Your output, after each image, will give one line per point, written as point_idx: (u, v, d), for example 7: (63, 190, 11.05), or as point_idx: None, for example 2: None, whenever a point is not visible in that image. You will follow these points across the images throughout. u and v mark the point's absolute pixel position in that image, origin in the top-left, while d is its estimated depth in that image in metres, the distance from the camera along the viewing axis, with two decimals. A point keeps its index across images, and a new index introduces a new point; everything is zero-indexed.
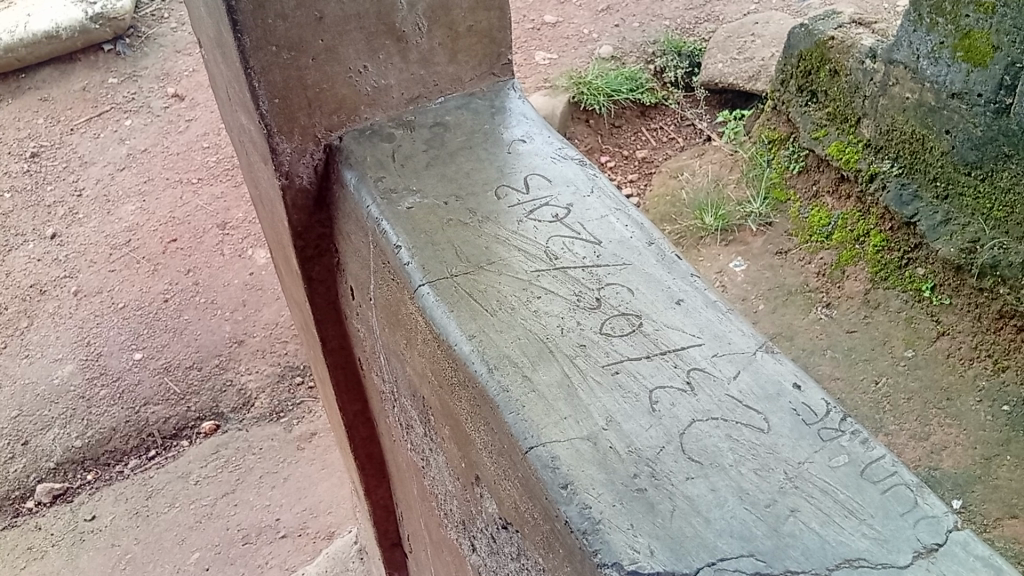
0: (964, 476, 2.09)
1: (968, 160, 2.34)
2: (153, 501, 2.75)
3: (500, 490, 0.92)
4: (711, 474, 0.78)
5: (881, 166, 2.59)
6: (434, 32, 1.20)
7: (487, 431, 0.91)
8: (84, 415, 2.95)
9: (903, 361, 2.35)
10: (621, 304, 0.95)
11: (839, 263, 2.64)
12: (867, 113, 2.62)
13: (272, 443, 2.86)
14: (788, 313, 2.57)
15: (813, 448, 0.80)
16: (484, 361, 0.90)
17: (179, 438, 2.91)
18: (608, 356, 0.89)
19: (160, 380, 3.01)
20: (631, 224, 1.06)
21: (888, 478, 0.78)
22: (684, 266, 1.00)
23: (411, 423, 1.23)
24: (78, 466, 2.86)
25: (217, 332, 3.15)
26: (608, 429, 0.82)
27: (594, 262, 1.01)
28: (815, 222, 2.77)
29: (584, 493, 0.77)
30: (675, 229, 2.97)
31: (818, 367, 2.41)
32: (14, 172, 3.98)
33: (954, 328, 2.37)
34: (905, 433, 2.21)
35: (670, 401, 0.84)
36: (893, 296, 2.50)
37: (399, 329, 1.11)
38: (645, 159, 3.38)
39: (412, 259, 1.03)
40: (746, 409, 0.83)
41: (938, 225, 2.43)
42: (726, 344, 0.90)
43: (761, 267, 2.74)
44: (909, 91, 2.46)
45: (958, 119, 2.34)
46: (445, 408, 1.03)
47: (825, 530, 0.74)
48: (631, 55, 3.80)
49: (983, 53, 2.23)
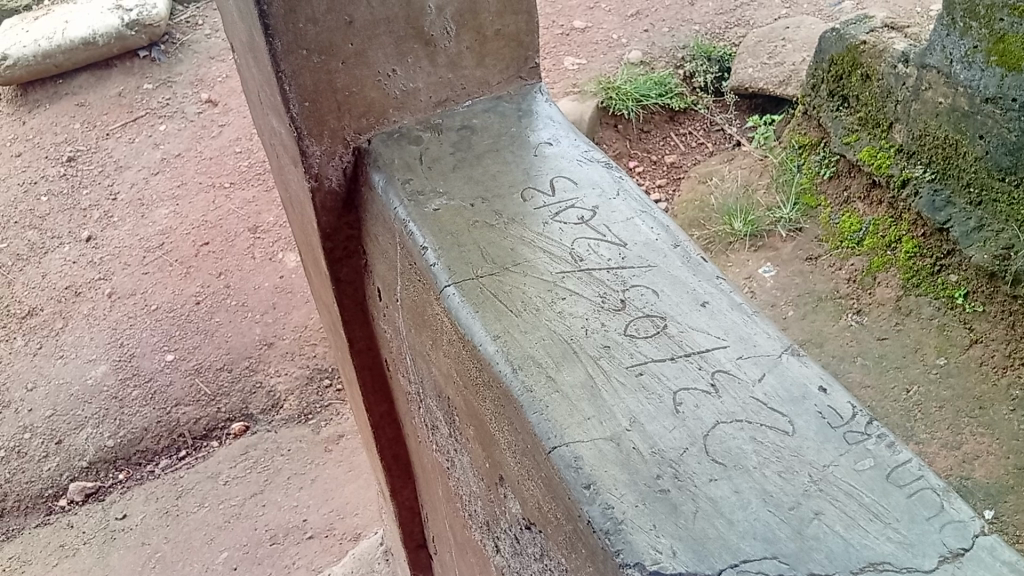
0: (996, 486, 2.06)
1: (1002, 166, 2.31)
2: (183, 501, 2.78)
3: (524, 490, 0.93)
4: (734, 476, 0.78)
5: (914, 172, 2.57)
6: (462, 36, 1.21)
7: (511, 431, 0.91)
8: (116, 415, 2.99)
9: (935, 369, 2.31)
10: (646, 306, 0.95)
11: (870, 269, 2.62)
12: (899, 118, 2.60)
13: (300, 445, 2.89)
14: (818, 320, 2.55)
15: (838, 452, 0.79)
16: (509, 362, 0.91)
17: (209, 439, 2.95)
18: (632, 357, 0.89)
19: (191, 381, 3.05)
20: (657, 226, 1.06)
21: (914, 482, 0.77)
22: (710, 269, 1.00)
23: (436, 424, 1.24)
24: (110, 465, 2.91)
25: (247, 334, 3.19)
26: (631, 430, 0.82)
27: (619, 265, 1.01)
28: (846, 228, 2.74)
29: (606, 493, 0.78)
30: (704, 234, 2.96)
31: (847, 374, 2.38)
32: (51, 175, 4.06)
33: (987, 336, 2.33)
34: (937, 442, 2.18)
35: (694, 403, 0.84)
36: (924, 303, 2.47)
37: (425, 330, 1.12)
38: (674, 164, 3.37)
39: (438, 260, 1.04)
40: (770, 411, 0.83)
41: (972, 231, 2.41)
42: (751, 346, 0.90)
43: (790, 273, 2.72)
44: (941, 95, 2.43)
45: (992, 124, 2.31)
46: (470, 409, 1.03)
47: (850, 533, 0.73)
48: (661, 60, 3.80)
49: (1018, 58, 2.21)
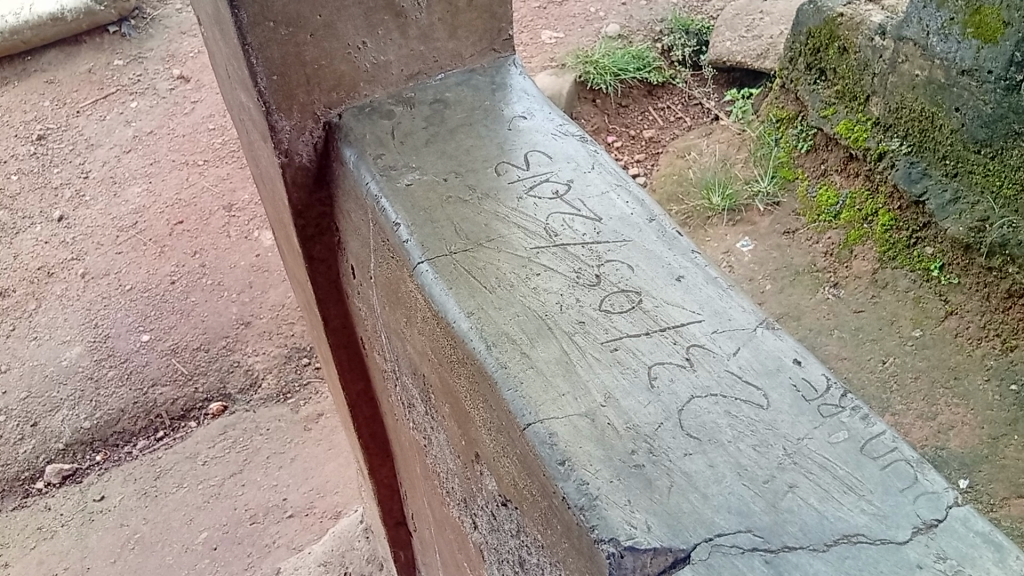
0: (971, 456, 2.09)
1: (978, 138, 2.32)
2: (161, 482, 2.76)
3: (499, 467, 0.92)
4: (709, 451, 0.77)
5: (890, 145, 2.57)
6: (433, 7, 1.18)
7: (486, 409, 0.90)
8: (92, 397, 2.96)
9: (911, 341, 2.33)
10: (621, 281, 0.94)
11: (847, 242, 2.63)
12: (875, 90, 2.60)
13: (279, 424, 2.88)
14: (795, 294, 2.56)
15: (812, 425, 0.79)
16: (482, 338, 0.90)
17: (187, 419, 2.92)
18: (607, 333, 0.88)
19: (167, 362, 3.02)
20: (632, 201, 1.05)
21: (888, 454, 0.77)
22: (685, 243, 0.99)
23: (412, 401, 1.23)
24: (86, 447, 2.87)
25: (224, 313, 3.16)
26: (606, 406, 0.82)
27: (595, 239, 1.00)
28: (823, 201, 2.75)
29: (581, 469, 0.77)
30: (682, 209, 2.95)
31: (824, 347, 2.40)
32: (21, 154, 3.99)
33: (962, 307, 2.35)
34: (912, 412, 2.20)
35: (669, 377, 0.84)
36: (901, 276, 2.48)
37: (399, 308, 1.10)
38: (653, 138, 3.34)
39: (411, 237, 1.03)
40: (745, 386, 0.83)
41: (947, 204, 2.41)
42: (726, 320, 0.90)
43: (767, 247, 2.72)
44: (918, 68, 2.43)
45: (968, 96, 2.31)
46: (445, 386, 1.02)
47: (824, 506, 0.73)
48: (639, 33, 3.77)
49: (994, 30, 2.20)
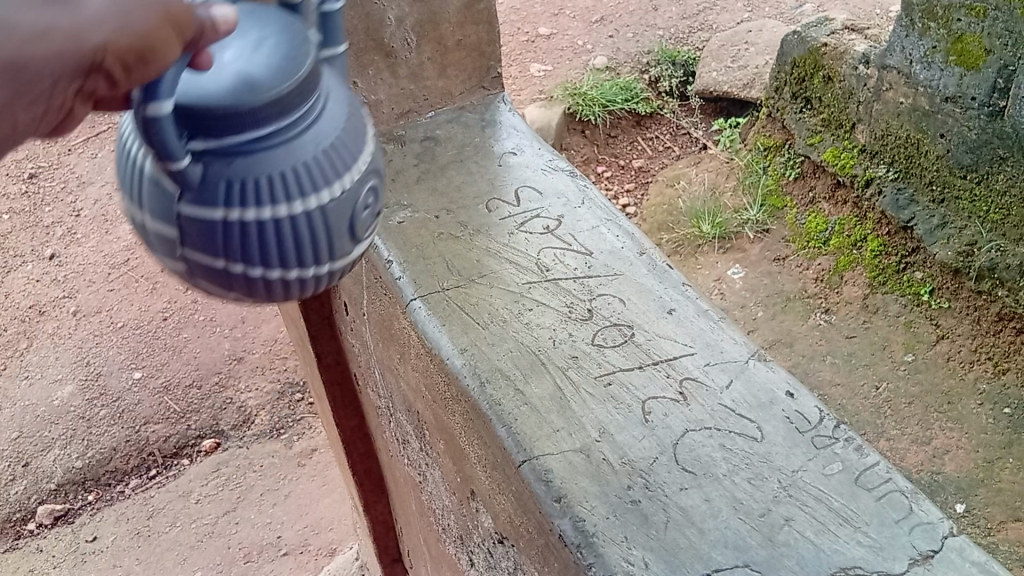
0: (966, 480, 2.10)
1: (964, 163, 2.34)
2: (154, 521, 2.73)
3: (495, 504, 0.92)
4: (704, 485, 0.78)
5: (877, 171, 2.60)
6: (423, 46, 1.20)
7: (480, 445, 0.90)
8: (84, 436, 2.93)
9: (904, 365, 2.35)
10: (613, 315, 0.95)
11: (837, 268, 2.64)
12: (861, 118, 2.62)
13: (272, 460, 2.85)
14: (787, 320, 2.57)
15: (806, 457, 0.80)
16: (476, 375, 0.90)
17: (179, 458, 2.89)
18: (601, 368, 0.89)
19: (160, 400, 3.01)
20: (622, 234, 1.06)
21: (882, 485, 0.77)
22: (676, 276, 1.00)
23: (407, 438, 1.23)
24: (78, 487, 2.83)
25: (216, 350, 3.15)
26: (601, 441, 0.82)
27: (586, 273, 1.00)
28: (812, 228, 2.77)
29: (577, 506, 0.77)
30: (673, 237, 2.96)
31: (818, 373, 2.40)
32: (12, 193, 3.98)
33: (954, 331, 2.38)
34: (907, 437, 2.21)
35: (663, 411, 0.84)
36: (891, 301, 2.50)
37: (392, 344, 1.11)
38: (642, 168, 3.36)
39: (403, 274, 1.03)
40: (739, 418, 0.83)
41: (935, 228, 2.44)
42: (718, 352, 0.90)
43: (759, 274, 2.74)
44: (902, 95, 2.45)
45: (953, 122, 2.34)
46: (439, 423, 1.03)
47: (820, 538, 0.73)
48: (626, 65, 3.79)
49: (976, 57, 2.22)
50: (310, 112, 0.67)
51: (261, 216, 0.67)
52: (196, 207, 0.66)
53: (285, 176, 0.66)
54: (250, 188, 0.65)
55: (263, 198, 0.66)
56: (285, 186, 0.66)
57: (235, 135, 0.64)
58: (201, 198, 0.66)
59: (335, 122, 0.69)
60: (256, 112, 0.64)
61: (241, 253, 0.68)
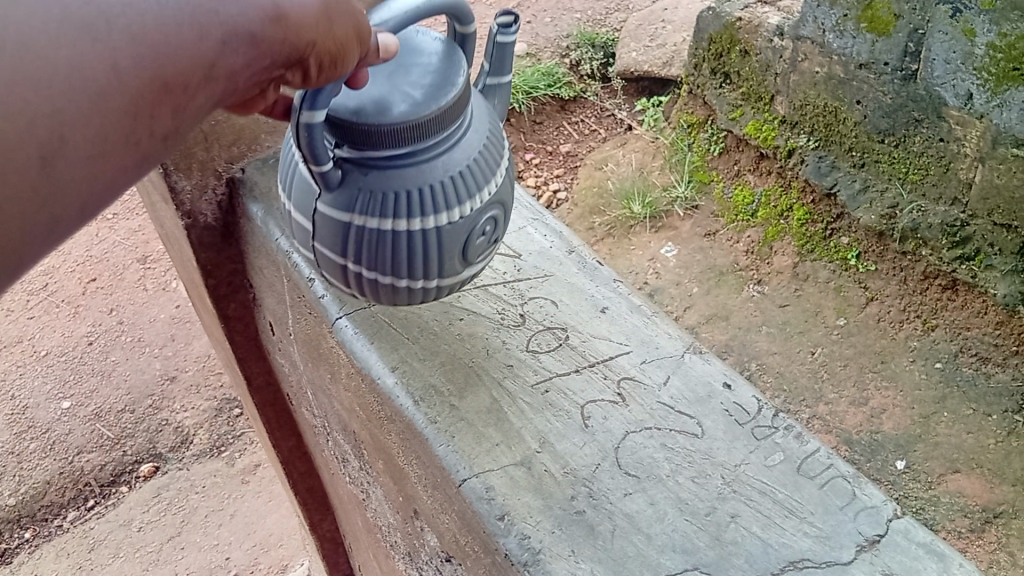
0: (904, 436, 2.15)
1: (881, 128, 2.39)
2: (96, 554, 2.48)
3: (439, 524, 0.89)
4: (649, 488, 0.77)
5: (798, 141, 2.63)
6: None
7: (419, 465, 0.88)
8: (13, 472, 2.63)
9: (837, 330, 2.39)
10: (545, 317, 0.93)
11: (766, 239, 2.67)
12: (779, 90, 2.65)
13: (214, 480, 2.63)
14: (722, 294, 2.58)
15: (748, 449, 0.80)
16: (410, 394, 0.87)
17: (117, 486, 2.63)
18: (537, 374, 0.87)
19: (92, 427, 2.73)
20: (549, 233, 1.04)
21: (824, 471, 0.78)
22: (606, 272, 0.99)
23: (345, 456, 1.20)
24: (12, 525, 2.54)
25: (147, 371, 2.88)
26: (541, 452, 0.81)
27: (515, 276, 0.99)
28: (739, 201, 2.79)
29: (522, 523, 0.75)
30: (605, 220, 2.96)
31: (755, 344, 2.42)
32: None
33: (882, 292, 2.43)
34: (845, 399, 2.25)
35: (602, 415, 0.83)
36: (821, 267, 2.54)
37: (322, 364, 1.07)
38: (570, 153, 3.34)
39: (326, 291, 0.99)
40: (678, 415, 0.83)
41: (858, 193, 2.48)
42: (653, 348, 0.90)
43: (691, 251, 2.75)
44: (817, 65, 2.49)
45: (868, 88, 2.38)
46: (376, 444, 1.00)
47: (767, 533, 0.73)
48: (546, 50, 3.69)
49: (886, 23, 2.25)
50: (443, 143, 0.85)
51: (384, 223, 0.86)
52: (335, 205, 0.86)
53: (412, 193, 0.85)
54: (380, 198, 0.85)
55: (387, 207, 0.86)
56: (406, 201, 0.85)
57: (376, 152, 0.83)
58: (341, 199, 0.86)
59: (465, 155, 0.86)
60: (396, 138, 0.82)
61: (363, 246, 0.88)
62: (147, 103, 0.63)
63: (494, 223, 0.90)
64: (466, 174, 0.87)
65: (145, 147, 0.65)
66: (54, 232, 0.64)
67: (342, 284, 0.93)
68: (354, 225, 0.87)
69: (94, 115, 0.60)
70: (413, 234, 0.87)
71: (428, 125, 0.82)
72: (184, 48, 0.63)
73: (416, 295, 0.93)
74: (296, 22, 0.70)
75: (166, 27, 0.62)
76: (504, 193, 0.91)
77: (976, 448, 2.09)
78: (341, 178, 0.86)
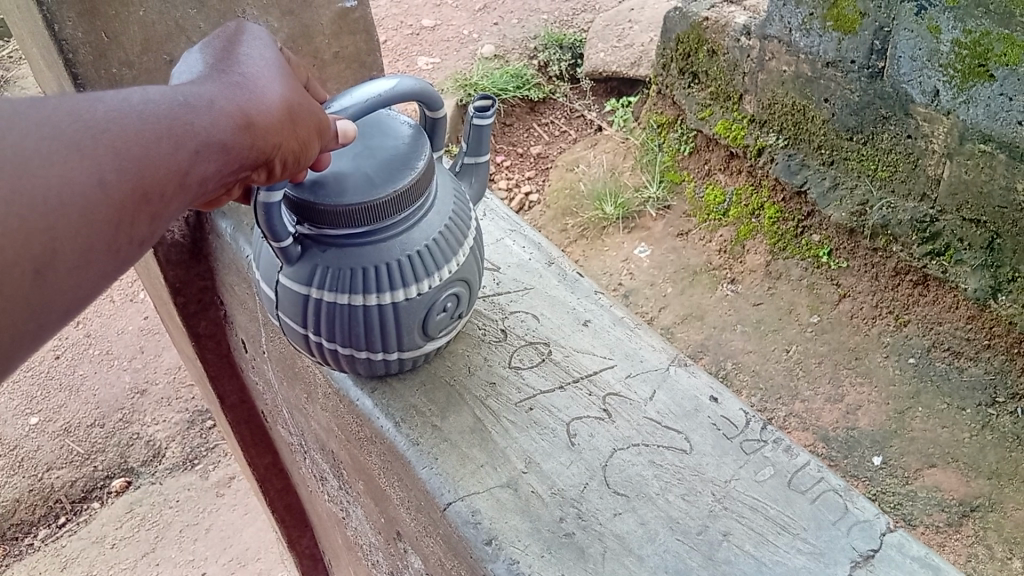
0: (881, 432, 2.15)
1: (849, 125, 2.40)
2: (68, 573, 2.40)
3: (424, 547, 0.92)
4: (639, 508, 0.81)
5: (767, 140, 2.64)
6: None
7: (402, 487, 0.92)
8: None
9: (811, 327, 2.40)
10: (527, 332, 0.99)
11: (739, 238, 2.67)
12: (747, 89, 2.65)
13: (188, 493, 2.56)
14: (696, 293, 2.59)
15: (737, 464, 0.84)
16: (391, 416, 0.91)
17: (88, 502, 2.55)
18: (521, 392, 0.92)
19: (61, 443, 2.64)
20: (528, 245, 1.11)
21: (816, 485, 0.82)
22: (586, 284, 1.05)
23: (323, 475, 1.18)
24: None
25: (116, 384, 2.80)
26: (527, 472, 0.85)
27: (496, 291, 1.04)
28: (711, 201, 2.79)
29: (510, 548, 0.79)
30: (578, 222, 2.95)
31: (730, 343, 2.43)
32: None
33: (854, 289, 2.44)
34: (821, 396, 2.26)
35: (589, 432, 0.88)
36: (793, 265, 2.55)
37: (298, 384, 1.08)
38: (541, 154, 3.32)
39: None
40: (665, 431, 0.87)
41: (827, 191, 2.49)
42: (637, 362, 0.95)
43: (664, 251, 2.75)
44: (785, 64, 2.48)
45: (836, 86, 2.39)
46: (356, 463, 1.02)
47: (760, 550, 0.77)
48: (514, 52, 3.67)
49: (852, 21, 2.26)
50: (403, 222, 0.84)
51: (342, 298, 0.85)
52: (294, 277, 0.85)
53: (372, 270, 0.84)
54: (338, 274, 0.84)
55: (345, 283, 0.84)
56: (364, 277, 0.84)
57: (335, 230, 0.82)
58: (300, 273, 0.85)
59: (425, 234, 0.85)
60: (352, 216, 0.81)
61: (323, 320, 0.87)
62: (126, 214, 0.63)
63: (455, 299, 0.88)
64: (427, 252, 0.85)
65: (125, 255, 0.65)
66: (32, 348, 0.62)
67: (309, 354, 0.92)
68: (313, 299, 0.86)
69: (78, 229, 0.60)
70: (368, 309, 0.85)
71: (384, 206, 0.81)
72: (163, 156, 0.65)
73: (379, 366, 0.92)
74: (263, 129, 0.71)
75: (146, 140, 0.64)
76: (470, 270, 0.90)
77: (952, 442, 2.10)
78: (301, 252, 0.85)
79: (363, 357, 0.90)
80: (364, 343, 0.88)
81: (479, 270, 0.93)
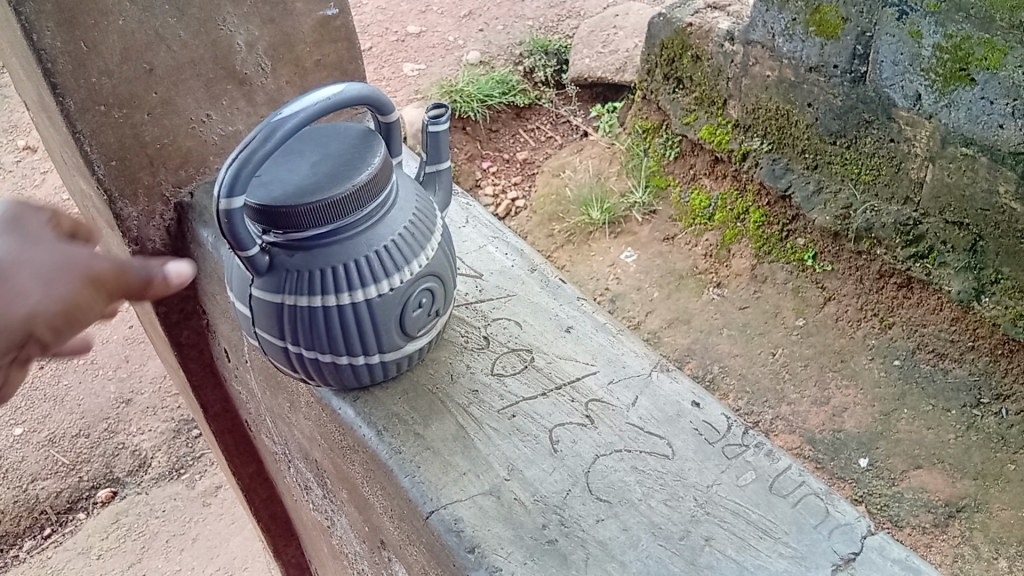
0: (867, 434, 2.16)
1: (833, 130, 2.41)
2: None
3: (407, 555, 0.92)
4: (621, 513, 0.81)
5: (752, 144, 2.64)
6: (279, 70, 1.26)
7: (384, 496, 0.92)
8: None
9: (796, 330, 2.41)
10: (510, 339, 0.99)
11: (724, 242, 2.68)
12: (732, 94, 2.65)
13: (175, 503, 2.54)
14: (682, 298, 2.59)
15: (719, 470, 0.84)
16: (373, 425, 0.91)
17: (74, 512, 2.52)
18: (503, 399, 0.92)
19: (46, 453, 2.62)
20: (510, 252, 1.11)
21: (797, 489, 0.83)
22: (568, 291, 1.05)
23: (308, 484, 1.18)
24: None
25: (102, 394, 2.78)
26: (510, 479, 0.85)
27: (478, 297, 1.04)
28: (696, 205, 2.80)
29: (492, 555, 0.79)
30: (564, 227, 2.96)
31: (717, 347, 2.44)
32: None
33: (839, 292, 2.45)
34: (806, 399, 2.27)
35: (571, 439, 0.88)
36: (778, 269, 2.56)
37: (281, 393, 1.08)
38: (527, 160, 3.32)
39: None
40: (648, 436, 0.88)
41: (812, 195, 2.50)
42: (620, 368, 0.95)
43: (650, 255, 2.76)
44: (769, 69, 2.49)
45: (819, 91, 2.40)
46: (340, 472, 1.02)
47: (742, 555, 0.77)
48: (499, 58, 3.68)
49: (835, 26, 2.28)
50: (368, 220, 0.84)
51: (315, 300, 0.85)
52: (266, 288, 0.85)
53: (341, 269, 0.84)
54: (308, 277, 0.84)
55: (316, 285, 0.84)
56: (336, 277, 0.84)
57: (300, 234, 0.82)
58: (271, 281, 0.85)
59: (393, 228, 0.85)
60: (317, 217, 0.80)
61: (300, 327, 0.87)
62: None
63: (429, 294, 0.88)
64: (395, 246, 0.85)
65: None
66: None
67: (289, 367, 0.92)
68: (287, 307, 0.86)
69: None
70: (344, 310, 0.85)
71: (347, 202, 0.81)
72: None
73: (363, 373, 0.92)
74: None
75: None
76: (441, 265, 0.90)
77: (937, 444, 2.11)
78: (270, 261, 0.84)
79: (343, 361, 0.90)
80: (341, 347, 0.88)
81: (451, 262, 0.93)
